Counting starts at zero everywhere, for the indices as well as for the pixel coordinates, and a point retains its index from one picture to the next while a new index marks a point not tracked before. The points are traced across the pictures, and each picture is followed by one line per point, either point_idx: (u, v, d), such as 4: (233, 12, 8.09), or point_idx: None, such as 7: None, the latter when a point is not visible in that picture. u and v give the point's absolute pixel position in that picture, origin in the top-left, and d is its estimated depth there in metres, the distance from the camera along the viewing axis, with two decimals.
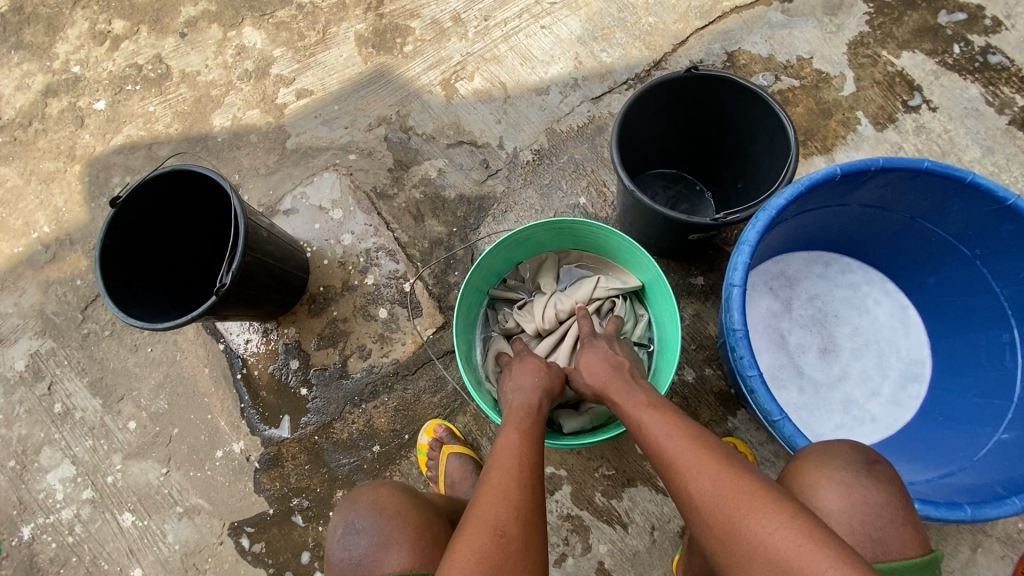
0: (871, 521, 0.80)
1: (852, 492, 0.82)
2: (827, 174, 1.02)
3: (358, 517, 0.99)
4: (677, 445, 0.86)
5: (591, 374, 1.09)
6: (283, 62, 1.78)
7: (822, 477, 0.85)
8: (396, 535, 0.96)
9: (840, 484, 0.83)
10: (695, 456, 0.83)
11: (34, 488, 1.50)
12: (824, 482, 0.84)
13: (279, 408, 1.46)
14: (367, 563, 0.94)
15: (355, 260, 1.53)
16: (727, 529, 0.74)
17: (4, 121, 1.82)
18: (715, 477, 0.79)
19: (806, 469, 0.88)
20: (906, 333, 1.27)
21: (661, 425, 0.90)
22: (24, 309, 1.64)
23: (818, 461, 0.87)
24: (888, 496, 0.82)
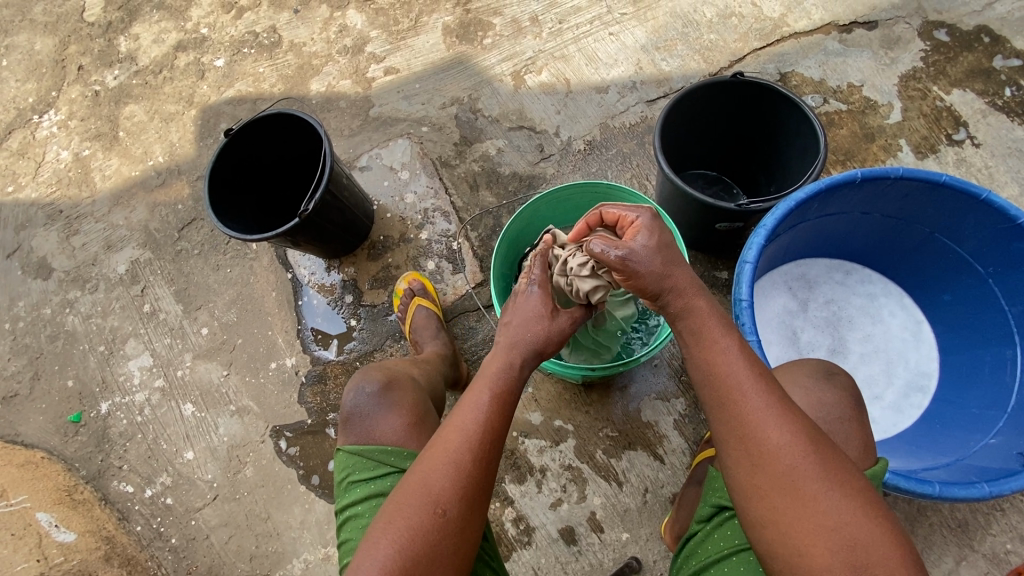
0: (821, 415, 0.94)
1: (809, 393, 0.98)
2: (849, 177, 1.12)
3: (368, 383, 1.14)
4: (740, 374, 0.84)
5: (649, 254, 0.93)
6: (377, 42, 2.01)
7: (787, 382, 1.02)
8: (400, 401, 1.13)
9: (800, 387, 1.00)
10: (752, 389, 0.83)
11: (117, 371, 1.75)
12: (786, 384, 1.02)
13: (330, 332, 1.66)
14: (373, 418, 1.10)
15: (414, 216, 1.72)
16: (769, 463, 0.79)
17: (140, 67, 2.14)
18: (770, 416, 0.81)
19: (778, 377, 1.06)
20: (916, 346, 1.33)
21: (726, 350, 0.87)
22: (132, 223, 1.92)
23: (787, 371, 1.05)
24: (843, 399, 0.97)
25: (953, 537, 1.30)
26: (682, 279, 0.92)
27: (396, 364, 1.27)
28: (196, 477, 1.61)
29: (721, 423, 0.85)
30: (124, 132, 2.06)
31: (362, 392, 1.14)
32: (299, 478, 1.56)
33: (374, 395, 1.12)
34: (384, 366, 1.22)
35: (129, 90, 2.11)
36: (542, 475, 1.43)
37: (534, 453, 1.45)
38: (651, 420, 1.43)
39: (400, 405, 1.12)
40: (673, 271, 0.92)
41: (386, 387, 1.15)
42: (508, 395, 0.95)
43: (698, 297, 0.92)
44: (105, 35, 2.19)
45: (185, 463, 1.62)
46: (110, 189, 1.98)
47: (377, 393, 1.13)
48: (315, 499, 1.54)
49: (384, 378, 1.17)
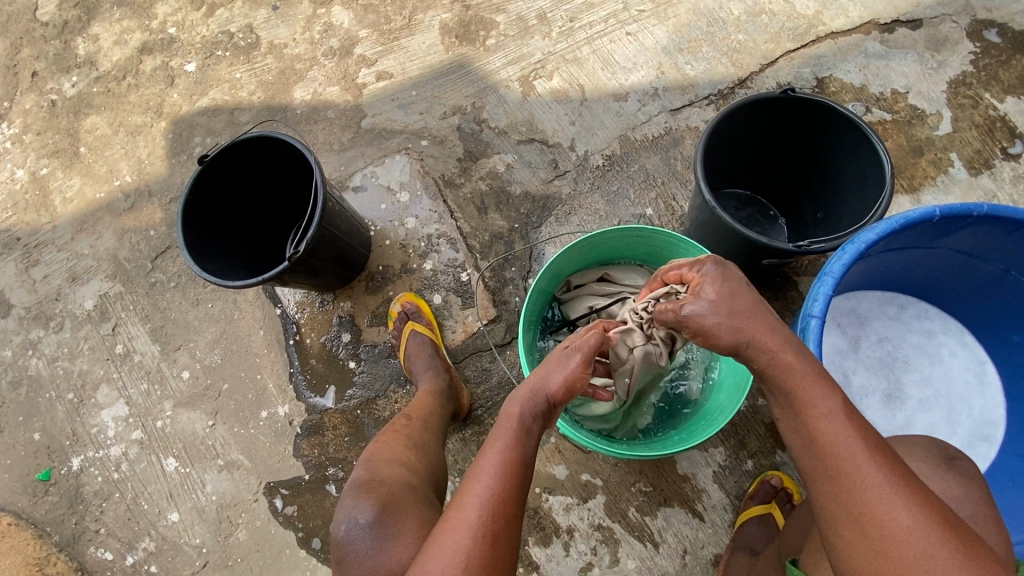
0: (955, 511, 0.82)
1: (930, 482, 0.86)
2: (925, 214, 0.98)
3: (359, 510, 0.99)
4: (847, 438, 0.70)
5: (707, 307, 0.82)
6: (368, 43, 1.81)
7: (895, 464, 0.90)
8: (399, 525, 0.97)
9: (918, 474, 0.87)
10: (862, 456, 0.68)
11: (89, 422, 1.57)
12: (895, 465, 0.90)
13: (326, 377, 1.49)
14: (376, 554, 0.94)
15: (416, 243, 1.55)
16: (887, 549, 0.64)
17: (101, 72, 1.91)
18: (884, 490, 0.66)
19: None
20: (981, 390, 1.21)
21: (828, 406, 0.72)
22: (99, 252, 1.72)
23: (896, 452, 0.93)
24: (972, 489, 0.85)
25: None
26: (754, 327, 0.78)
27: (390, 458, 1.11)
28: (182, 541, 1.45)
29: (825, 497, 0.70)
30: (86, 147, 1.84)
31: (354, 521, 0.98)
32: (298, 541, 1.41)
33: (372, 527, 0.96)
34: (375, 479, 1.05)
35: (89, 99, 1.89)
36: (569, 536, 1.30)
37: (560, 512, 1.31)
38: (688, 473, 1.30)
39: (402, 530, 0.96)
40: (746, 322, 0.79)
41: (381, 508, 0.99)
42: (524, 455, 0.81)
43: (797, 356, 0.76)
44: (60, 37, 1.95)
45: (170, 526, 1.46)
46: (72, 213, 1.77)
47: (373, 523, 0.97)
48: (317, 565, 1.39)
49: (378, 499, 1.00)
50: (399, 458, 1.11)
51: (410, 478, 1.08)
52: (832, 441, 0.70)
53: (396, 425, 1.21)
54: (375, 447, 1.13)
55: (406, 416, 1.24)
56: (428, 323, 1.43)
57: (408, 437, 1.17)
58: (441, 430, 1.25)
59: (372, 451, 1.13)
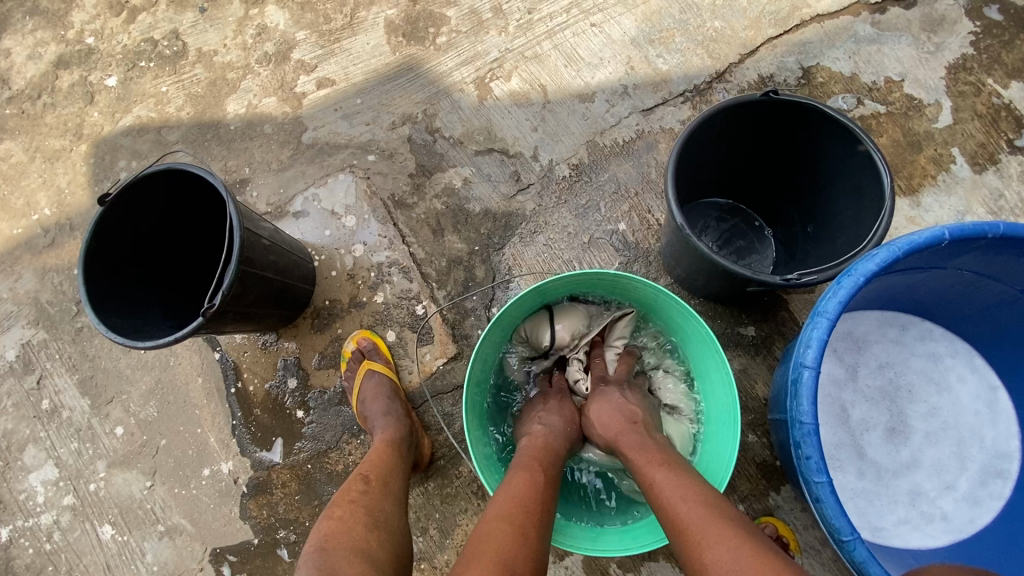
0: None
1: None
2: (933, 238, 0.83)
3: None
4: (695, 512, 0.74)
5: (604, 426, 1.00)
6: (306, 46, 1.63)
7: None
8: None
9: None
10: (712, 522, 0.72)
11: (15, 487, 1.42)
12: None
13: (272, 429, 1.35)
14: None
15: (365, 274, 1.40)
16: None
17: (13, 91, 1.72)
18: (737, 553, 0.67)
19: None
20: (992, 419, 1.09)
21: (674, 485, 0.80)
22: (19, 296, 1.55)
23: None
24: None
25: None
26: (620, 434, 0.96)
27: (339, 549, 0.84)
28: None
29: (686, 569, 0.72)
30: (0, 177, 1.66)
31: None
32: None
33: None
34: None
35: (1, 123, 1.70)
36: None
37: None
38: None
39: None
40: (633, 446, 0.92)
41: None
42: (551, 471, 0.90)
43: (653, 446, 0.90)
44: None
45: None
46: None
47: None
48: None
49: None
50: (363, 545, 0.86)
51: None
52: (672, 506, 0.77)
53: (351, 494, 0.96)
54: (326, 530, 0.88)
55: (363, 478, 1.01)
56: (386, 362, 1.29)
57: (367, 511, 0.93)
58: (403, 492, 1.04)
59: (324, 535, 0.87)
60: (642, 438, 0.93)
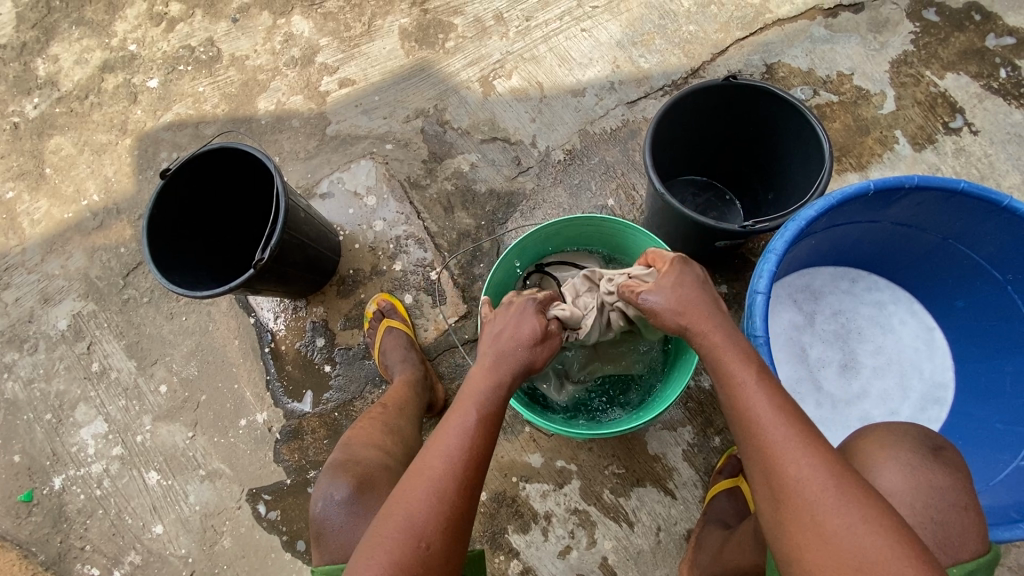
0: (932, 502, 0.83)
1: (916, 474, 0.85)
2: (861, 189, 1.02)
3: (336, 488, 1.02)
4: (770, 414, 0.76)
5: (676, 308, 0.90)
6: (329, 51, 1.83)
7: (881, 455, 0.89)
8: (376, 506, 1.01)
9: (905, 465, 0.86)
10: (799, 450, 0.73)
11: (68, 441, 1.57)
12: (885, 459, 0.88)
13: (303, 382, 1.51)
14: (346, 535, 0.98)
15: (385, 245, 1.58)
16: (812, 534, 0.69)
17: (63, 92, 1.91)
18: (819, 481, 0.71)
19: (866, 447, 0.92)
20: (930, 354, 1.27)
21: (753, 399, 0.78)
22: (70, 272, 1.72)
23: (879, 441, 0.91)
24: (954, 481, 0.86)
25: None
26: (700, 319, 0.88)
27: (360, 438, 1.15)
28: (168, 552, 1.47)
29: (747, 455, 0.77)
30: (52, 168, 1.84)
31: (330, 499, 1.02)
32: (283, 545, 1.44)
33: (346, 504, 1.00)
34: (353, 460, 1.08)
35: (52, 120, 1.89)
36: (547, 521, 1.33)
37: (537, 498, 1.34)
38: (658, 453, 1.34)
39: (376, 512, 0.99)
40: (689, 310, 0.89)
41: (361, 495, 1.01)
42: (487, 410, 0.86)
43: (726, 338, 0.84)
44: (20, 59, 1.95)
45: (155, 538, 1.48)
46: (41, 234, 1.77)
47: (349, 500, 1.00)
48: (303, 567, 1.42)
49: (354, 478, 1.04)
50: (379, 442, 1.14)
51: (386, 460, 1.11)
52: (747, 399, 0.78)
53: (373, 413, 1.23)
54: (352, 432, 1.17)
55: (383, 404, 1.26)
56: (402, 319, 1.46)
57: (385, 423, 1.20)
58: (417, 416, 1.27)
59: (350, 435, 1.17)
60: (716, 328, 0.86)
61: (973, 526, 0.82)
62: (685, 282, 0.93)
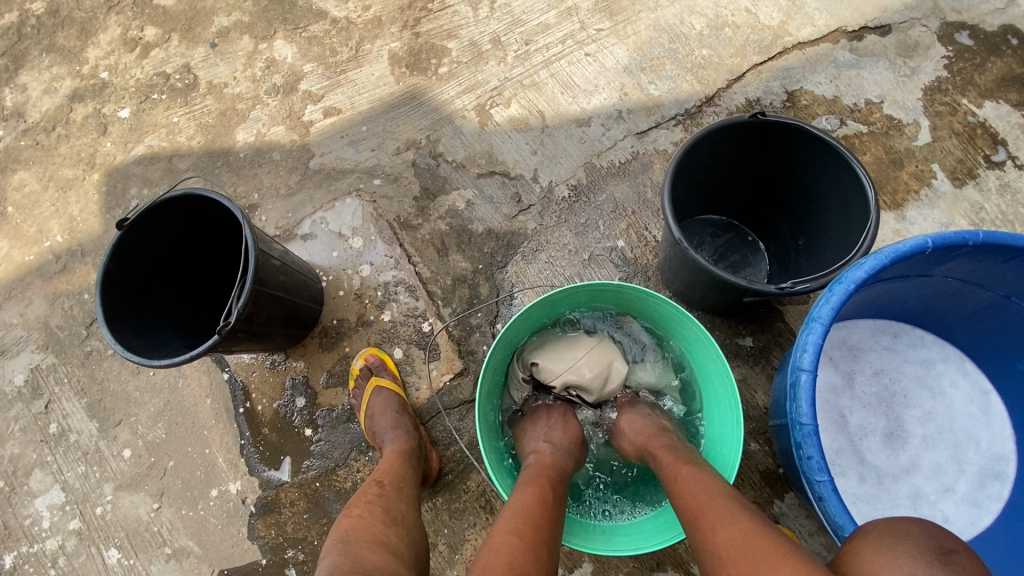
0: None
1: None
2: (917, 246, 0.88)
3: None
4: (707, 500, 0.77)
5: (634, 433, 1.04)
6: (313, 78, 1.70)
7: (880, 566, 0.61)
8: None
9: (908, 575, 0.59)
10: (722, 509, 0.75)
11: (21, 513, 1.41)
12: (886, 572, 0.60)
13: (281, 448, 1.36)
14: None
15: (372, 293, 1.44)
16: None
17: (28, 124, 1.77)
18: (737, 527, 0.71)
19: (859, 558, 0.64)
20: (986, 421, 1.12)
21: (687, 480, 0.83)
22: (29, 321, 1.57)
23: (877, 547, 0.64)
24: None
25: None
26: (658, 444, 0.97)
27: (360, 535, 0.87)
28: None
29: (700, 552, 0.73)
30: (13, 206, 1.70)
31: None
32: None
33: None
34: (358, 566, 0.79)
35: (15, 153, 1.75)
36: None
37: None
38: (680, 532, 1.19)
39: None
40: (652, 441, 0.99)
41: None
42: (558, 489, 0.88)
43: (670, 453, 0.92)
44: None
45: None
46: None
47: None
48: None
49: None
50: (383, 538, 0.88)
51: (397, 567, 0.83)
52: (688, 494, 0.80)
53: (368, 496, 0.99)
54: (348, 526, 0.89)
55: (378, 482, 1.04)
56: (393, 377, 1.32)
57: (385, 510, 0.96)
58: (416, 496, 1.06)
59: (344, 530, 0.88)
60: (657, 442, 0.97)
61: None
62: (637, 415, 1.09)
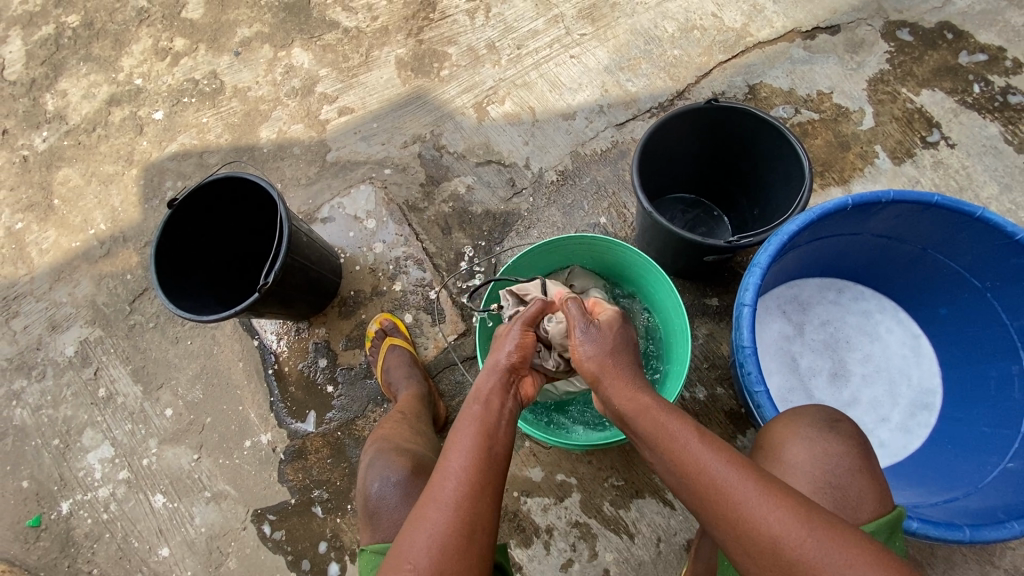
0: (830, 469, 0.84)
1: (815, 444, 0.87)
2: (840, 204, 1.07)
3: (398, 472, 1.01)
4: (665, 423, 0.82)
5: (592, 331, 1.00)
6: (328, 81, 1.90)
7: (788, 434, 0.90)
8: None
9: (805, 438, 0.88)
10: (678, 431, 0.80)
11: (75, 466, 1.59)
12: (791, 439, 0.89)
13: (306, 403, 1.54)
14: (406, 515, 0.96)
15: (384, 267, 1.63)
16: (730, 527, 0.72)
17: (71, 126, 1.98)
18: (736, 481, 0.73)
19: (776, 429, 0.93)
20: (917, 361, 1.30)
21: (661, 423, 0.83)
22: (78, 299, 1.76)
23: (788, 421, 0.92)
24: (852, 452, 0.86)
25: (975, 555, 1.26)
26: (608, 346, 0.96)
27: (398, 433, 1.15)
28: None
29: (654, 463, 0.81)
30: (60, 199, 1.90)
31: (389, 482, 1.00)
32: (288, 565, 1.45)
33: (402, 486, 0.99)
34: (401, 449, 1.08)
35: (60, 152, 1.95)
36: (549, 535, 1.35)
37: (538, 513, 1.36)
38: None
39: None
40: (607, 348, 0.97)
41: (421, 477, 1.01)
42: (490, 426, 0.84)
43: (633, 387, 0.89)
44: (30, 94, 2.02)
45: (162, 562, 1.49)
46: (49, 263, 1.82)
47: (408, 485, 0.99)
48: None
49: (408, 464, 1.03)
50: (414, 437, 1.16)
51: (425, 453, 1.12)
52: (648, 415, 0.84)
53: (395, 416, 1.23)
54: (384, 430, 1.16)
55: (400, 409, 1.26)
56: (405, 337, 1.50)
57: (411, 424, 1.21)
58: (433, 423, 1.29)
59: (383, 433, 1.16)
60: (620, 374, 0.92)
61: (870, 486, 0.83)
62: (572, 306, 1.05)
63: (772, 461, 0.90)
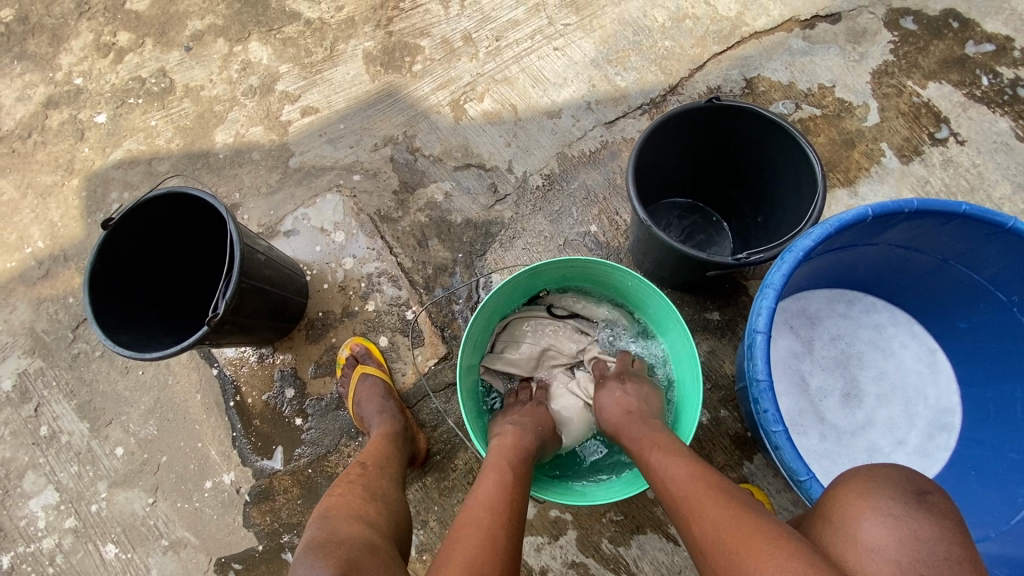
0: (921, 559, 0.62)
1: (901, 525, 0.64)
2: (859, 215, 0.95)
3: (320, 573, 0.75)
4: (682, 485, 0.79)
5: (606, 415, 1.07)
6: (289, 78, 1.73)
7: (862, 508, 0.68)
8: None
9: (885, 515, 0.66)
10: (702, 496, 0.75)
11: (15, 514, 1.43)
12: (864, 513, 0.67)
13: (272, 437, 1.40)
14: None
15: (356, 284, 1.48)
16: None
17: (3, 131, 1.78)
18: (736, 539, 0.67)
19: (845, 500, 0.71)
20: (934, 378, 1.21)
21: (669, 462, 0.84)
22: (14, 327, 1.58)
23: (859, 492, 0.70)
24: (949, 537, 0.64)
25: None
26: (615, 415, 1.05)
27: (338, 505, 0.92)
28: None
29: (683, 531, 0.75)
30: None
31: None
32: None
33: None
34: (333, 537, 0.83)
35: None
36: None
37: (531, 554, 1.25)
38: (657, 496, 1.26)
39: None
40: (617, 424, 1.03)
41: None
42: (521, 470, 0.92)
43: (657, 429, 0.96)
44: None
45: None
46: None
47: None
48: None
49: (342, 561, 0.77)
50: (362, 512, 0.92)
51: (373, 534, 0.88)
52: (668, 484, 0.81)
53: (350, 476, 1.03)
54: (328, 502, 0.94)
55: (361, 463, 1.09)
56: (378, 365, 1.36)
57: (365, 486, 1.01)
58: (399, 477, 1.10)
59: (325, 506, 0.93)
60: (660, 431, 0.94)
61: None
62: (612, 394, 1.11)
63: (842, 545, 0.67)
